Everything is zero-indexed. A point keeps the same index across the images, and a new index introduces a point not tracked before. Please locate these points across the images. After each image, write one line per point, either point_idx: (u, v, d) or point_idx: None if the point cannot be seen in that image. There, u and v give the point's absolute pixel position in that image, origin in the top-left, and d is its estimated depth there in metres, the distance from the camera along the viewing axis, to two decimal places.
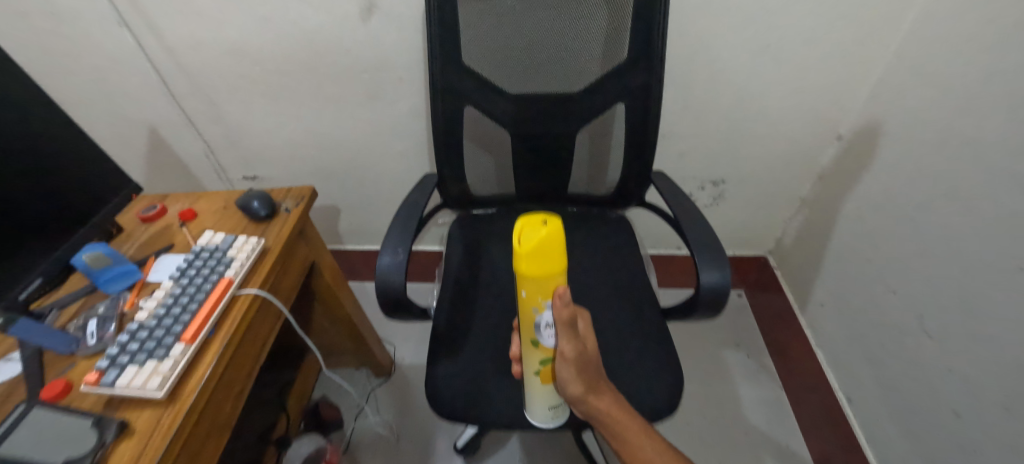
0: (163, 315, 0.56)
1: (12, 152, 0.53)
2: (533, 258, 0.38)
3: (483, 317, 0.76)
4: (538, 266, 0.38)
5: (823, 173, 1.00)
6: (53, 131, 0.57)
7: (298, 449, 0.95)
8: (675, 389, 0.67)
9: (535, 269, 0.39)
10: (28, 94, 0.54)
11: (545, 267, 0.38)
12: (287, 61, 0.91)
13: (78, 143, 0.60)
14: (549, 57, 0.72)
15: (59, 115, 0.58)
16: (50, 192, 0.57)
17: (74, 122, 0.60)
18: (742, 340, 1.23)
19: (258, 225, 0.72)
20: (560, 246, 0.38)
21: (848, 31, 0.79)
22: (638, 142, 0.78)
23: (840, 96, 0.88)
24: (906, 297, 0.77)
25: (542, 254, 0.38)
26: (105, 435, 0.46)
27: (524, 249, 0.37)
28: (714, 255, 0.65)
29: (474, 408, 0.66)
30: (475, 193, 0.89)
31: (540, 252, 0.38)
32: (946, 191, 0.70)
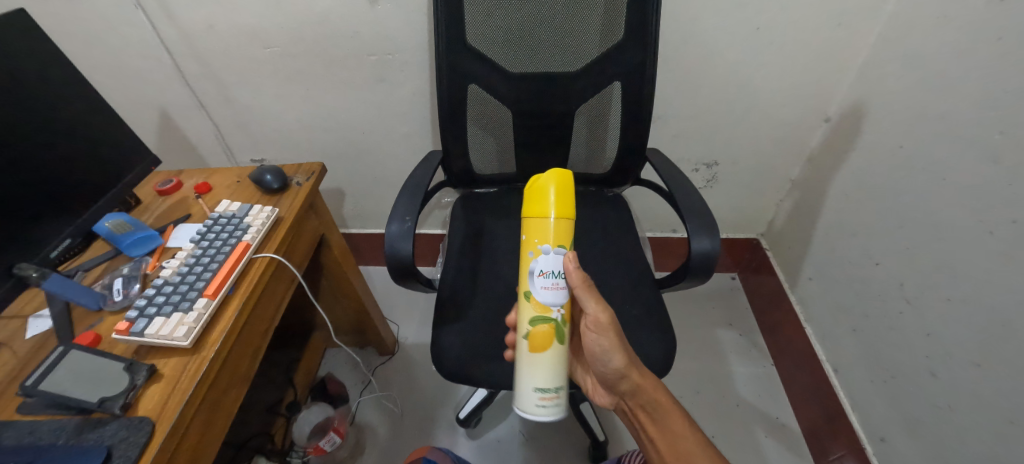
0: (186, 273, 0.59)
1: (46, 123, 0.57)
2: (538, 199, 0.52)
3: (486, 286, 0.80)
4: (541, 206, 0.52)
5: (812, 155, 1.04)
6: (76, 98, 0.60)
7: (308, 416, 1.02)
8: (668, 350, 0.71)
9: (538, 208, 0.52)
10: (54, 61, 0.58)
11: (547, 207, 0.52)
12: (296, 43, 0.95)
13: (101, 112, 0.64)
14: (548, 38, 0.75)
15: (83, 84, 0.61)
16: (75, 157, 0.60)
17: (103, 98, 0.64)
18: (734, 319, 1.28)
19: (271, 197, 0.75)
20: (559, 192, 0.52)
21: (835, 15, 0.82)
22: (633, 120, 0.82)
23: (828, 80, 0.92)
24: (889, 268, 0.81)
25: (545, 195, 0.52)
26: (136, 377, 0.49)
27: (533, 189, 0.52)
28: (706, 223, 0.68)
29: (478, 368, 0.70)
30: (477, 171, 0.93)
31: (544, 192, 0.52)
32: (925, 165, 0.74)
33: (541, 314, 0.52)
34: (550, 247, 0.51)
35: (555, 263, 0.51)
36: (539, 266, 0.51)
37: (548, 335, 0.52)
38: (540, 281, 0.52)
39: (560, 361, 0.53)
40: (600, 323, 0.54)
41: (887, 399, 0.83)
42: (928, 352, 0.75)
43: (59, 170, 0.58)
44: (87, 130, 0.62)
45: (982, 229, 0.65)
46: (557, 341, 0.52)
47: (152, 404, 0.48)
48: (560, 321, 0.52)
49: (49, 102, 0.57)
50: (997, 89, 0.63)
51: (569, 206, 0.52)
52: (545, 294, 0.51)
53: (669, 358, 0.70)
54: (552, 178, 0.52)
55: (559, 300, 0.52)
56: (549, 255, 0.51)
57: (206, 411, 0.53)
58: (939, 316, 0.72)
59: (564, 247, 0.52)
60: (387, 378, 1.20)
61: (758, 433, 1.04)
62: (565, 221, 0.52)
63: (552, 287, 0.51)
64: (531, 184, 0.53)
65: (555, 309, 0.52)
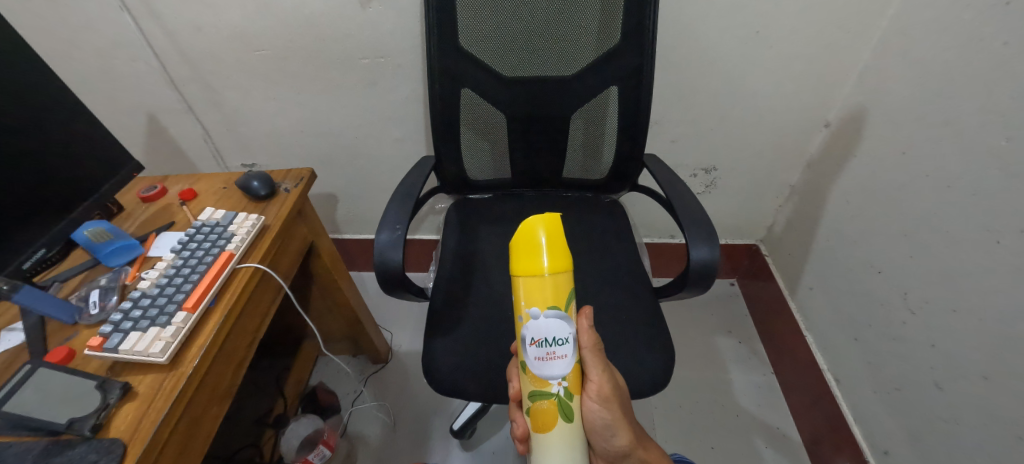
0: (165, 284, 0.57)
1: (23, 135, 0.54)
2: (528, 250, 0.45)
3: (479, 296, 0.78)
4: (532, 260, 0.44)
5: (812, 160, 1.03)
6: (48, 98, 0.57)
7: (297, 429, 0.98)
8: (667, 363, 0.69)
9: (529, 263, 0.45)
10: (23, 59, 0.54)
11: (539, 260, 0.44)
12: (286, 46, 0.93)
13: (76, 113, 0.60)
14: (544, 42, 0.73)
15: (56, 82, 0.58)
16: (49, 161, 0.58)
17: (84, 106, 0.62)
18: (734, 326, 1.26)
19: (258, 204, 0.73)
20: (551, 244, 0.44)
21: (834, 19, 0.81)
22: (630, 125, 0.80)
23: (828, 84, 0.90)
24: (893, 276, 0.79)
25: (537, 246, 0.44)
26: (109, 396, 0.47)
27: (519, 239, 0.45)
28: (706, 231, 0.66)
29: (471, 381, 0.68)
30: (472, 178, 0.91)
31: (534, 243, 0.45)
32: (930, 172, 0.72)
33: (539, 389, 0.46)
34: (541, 309, 0.45)
35: (549, 329, 0.45)
36: (529, 333, 0.45)
37: (552, 412, 0.46)
38: (533, 351, 0.46)
39: (570, 442, 0.47)
40: (605, 392, 0.50)
41: (891, 411, 0.81)
42: (933, 363, 0.73)
43: (32, 175, 0.56)
44: (60, 132, 0.59)
45: (988, 238, 0.64)
46: (563, 418, 0.46)
47: (125, 425, 0.46)
48: (564, 396, 0.46)
49: (18, 102, 0.54)
50: (1003, 95, 0.61)
51: (565, 258, 0.45)
52: (539, 366, 0.45)
53: (668, 370, 0.68)
54: (544, 224, 0.45)
55: (556, 372, 0.45)
56: (539, 320, 0.45)
57: (183, 431, 0.51)
58: (944, 326, 0.70)
59: (558, 308, 0.45)
60: (380, 388, 1.17)
61: (758, 443, 1.02)
62: (561, 276, 0.45)
63: (545, 358, 0.45)
64: (519, 232, 0.45)
65: (555, 382, 0.46)
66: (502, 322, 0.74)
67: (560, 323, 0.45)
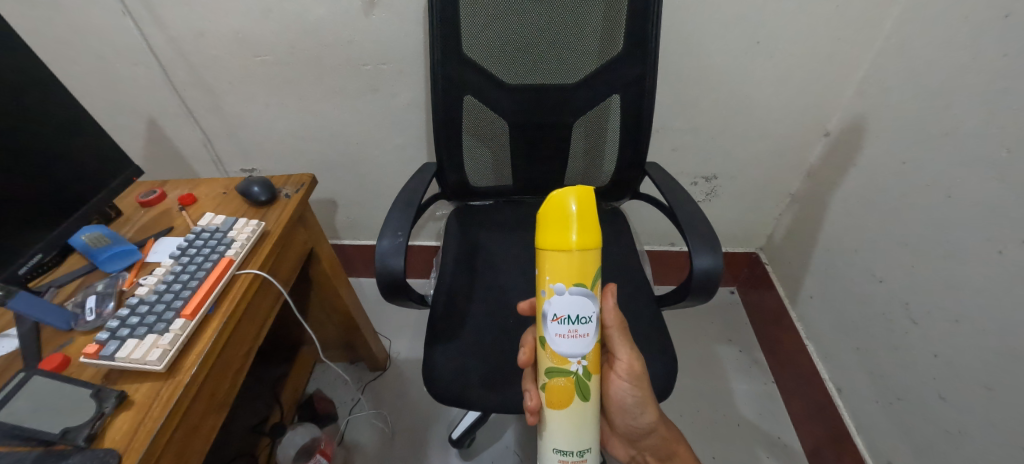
0: (164, 291, 0.56)
1: (23, 137, 0.54)
2: (555, 222, 0.43)
3: (480, 304, 0.77)
4: (560, 233, 0.43)
5: (812, 169, 1.03)
6: (47, 99, 0.57)
7: (293, 438, 0.97)
8: (669, 372, 0.68)
9: (556, 236, 0.43)
10: (22, 60, 0.54)
11: (567, 234, 0.42)
12: (289, 52, 0.93)
13: (75, 115, 0.60)
14: (547, 50, 0.74)
15: (54, 83, 0.58)
16: (48, 163, 0.57)
17: (84, 109, 0.61)
18: (734, 335, 1.25)
19: (258, 209, 0.72)
20: (581, 217, 0.42)
21: (834, 29, 0.82)
22: (632, 134, 0.80)
23: (828, 94, 0.91)
24: (894, 286, 0.79)
25: (567, 219, 0.42)
26: (104, 405, 0.46)
27: (547, 209, 0.43)
28: (709, 240, 0.66)
29: (472, 390, 0.67)
30: (473, 185, 0.91)
31: (564, 215, 0.42)
32: (930, 182, 0.72)
33: (557, 366, 0.46)
34: (566, 286, 0.44)
35: (572, 307, 0.44)
36: (552, 309, 0.45)
37: (568, 389, 0.47)
38: (555, 327, 0.45)
39: (583, 418, 0.48)
40: (635, 372, 0.54)
41: (894, 421, 0.81)
42: (935, 373, 0.73)
43: (31, 177, 0.55)
44: (59, 134, 0.58)
45: (990, 248, 0.64)
46: (579, 396, 0.47)
47: (120, 435, 0.45)
48: (582, 374, 0.46)
49: (17, 104, 0.53)
50: (1002, 107, 0.62)
51: (595, 233, 0.43)
52: (561, 343, 0.45)
53: (670, 379, 0.68)
54: (575, 195, 0.42)
55: (577, 351, 0.45)
56: (563, 297, 0.44)
57: (180, 441, 0.50)
58: (946, 336, 0.70)
59: (583, 285, 0.44)
60: (378, 395, 1.16)
61: (760, 453, 1.02)
62: (589, 253, 0.43)
63: (568, 335, 0.45)
64: (548, 202, 0.43)
65: (575, 361, 0.46)
66: (503, 330, 0.73)
67: (585, 300, 0.44)
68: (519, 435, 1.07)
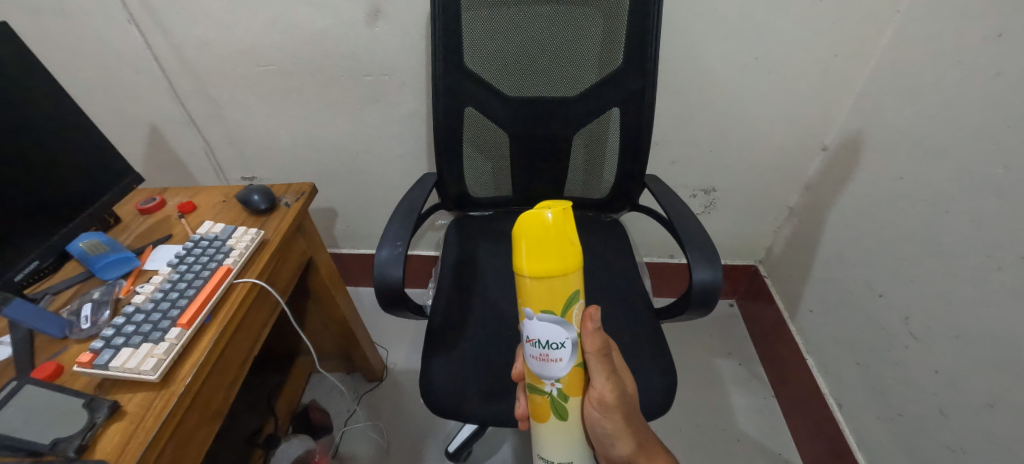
0: (160, 299, 0.56)
1: (25, 146, 0.54)
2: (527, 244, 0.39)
3: (478, 315, 0.77)
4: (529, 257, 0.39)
5: (810, 183, 1.04)
6: (49, 106, 0.57)
7: (287, 450, 0.95)
8: (669, 386, 0.67)
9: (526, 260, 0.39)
10: (24, 67, 0.54)
11: (536, 258, 0.39)
12: (292, 62, 0.94)
13: (77, 122, 0.60)
14: (547, 63, 0.75)
15: (57, 90, 0.58)
16: (49, 170, 0.57)
17: (88, 117, 0.62)
18: (733, 348, 1.25)
19: (258, 217, 0.72)
20: (554, 237, 0.38)
21: (830, 46, 0.83)
22: (632, 146, 0.81)
23: (825, 109, 0.92)
24: (893, 300, 0.79)
25: (538, 240, 0.39)
26: (97, 416, 0.45)
27: (520, 227, 0.38)
28: (708, 253, 0.66)
29: (469, 402, 0.67)
30: (473, 195, 0.91)
31: (536, 236, 0.39)
32: (928, 198, 0.73)
33: (533, 384, 0.45)
34: (535, 312, 0.41)
35: (542, 332, 0.42)
36: (525, 331, 0.43)
37: (545, 407, 0.46)
38: (529, 349, 0.44)
39: (564, 435, 0.47)
40: (605, 403, 0.47)
41: (894, 438, 0.80)
42: (936, 389, 0.72)
43: (31, 184, 0.55)
44: (59, 141, 0.58)
45: (988, 263, 0.64)
46: (556, 415, 0.46)
47: (111, 446, 0.44)
48: (557, 396, 0.45)
49: (20, 111, 0.54)
50: (997, 124, 0.62)
51: (569, 258, 0.39)
52: (535, 364, 0.44)
53: (670, 394, 0.67)
54: (549, 214, 0.38)
55: (550, 374, 0.44)
56: (532, 322, 0.42)
57: (172, 453, 0.49)
58: (946, 351, 0.70)
59: (553, 312, 0.41)
60: (374, 407, 1.15)
61: None
62: (560, 278, 0.40)
63: (540, 358, 0.43)
64: (522, 220, 0.39)
65: (548, 383, 0.44)
66: (502, 342, 0.73)
67: (555, 328, 0.42)
68: (516, 449, 1.06)
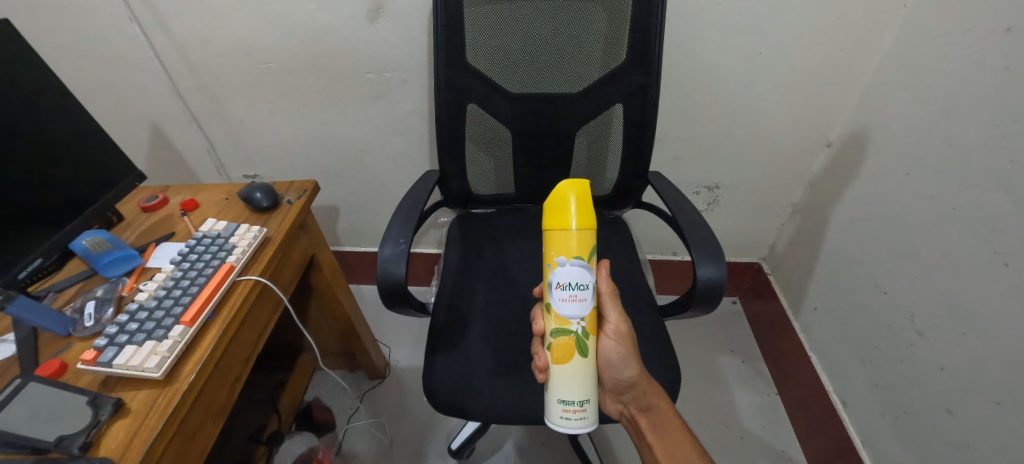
0: (164, 296, 0.56)
1: (32, 147, 0.55)
2: (559, 209, 0.52)
3: (481, 312, 0.76)
4: (562, 217, 0.51)
5: (814, 179, 1.03)
6: (49, 102, 0.57)
7: (290, 448, 0.95)
8: (672, 383, 0.67)
9: (558, 220, 0.52)
10: (23, 62, 0.54)
11: (568, 218, 0.51)
12: (294, 60, 0.93)
13: (78, 118, 0.60)
14: (551, 59, 0.74)
15: (57, 86, 0.58)
16: (52, 166, 0.57)
17: (95, 120, 0.62)
18: (736, 345, 1.24)
19: (260, 215, 0.72)
20: (580, 201, 0.52)
21: (836, 40, 0.82)
22: (635, 143, 0.80)
23: (829, 105, 0.91)
24: (898, 297, 0.79)
25: (566, 205, 0.51)
26: (101, 413, 0.45)
27: (554, 195, 0.52)
28: (712, 250, 0.65)
29: (472, 399, 0.66)
30: (475, 192, 0.90)
31: (565, 201, 0.52)
32: (934, 194, 0.72)
33: (560, 326, 0.52)
34: (567, 258, 0.52)
35: (572, 275, 0.51)
36: (555, 278, 0.52)
37: (570, 347, 0.53)
38: (558, 294, 0.52)
39: (584, 373, 0.53)
40: (621, 331, 0.58)
41: (899, 435, 0.80)
42: (942, 387, 0.71)
43: (31, 181, 0.55)
44: (60, 137, 0.58)
45: (995, 260, 0.63)
46: (579, 353, 0.53)
47: (115, 444, 0.44)
48: (581, 334, 0.53)
49: (19, 106, 0.53)
50: (1004, 119, 0.62)
51: (592, 216, 0.52)
52: (562, 307, 0.52)
53: (673, 391, 0.67)
54: (574, 185, 0.52)
55: (576, 313, 0.52)
56: (564, 267, 0.51)
57: (175, 451, 0.49)
58: (954, 349, 0.69)
59: (582, 258, 0.52)
60: (376, 404, 1.15)
61: None
62: (586, 232, 0.52)
63: (568, 300, 0.52)
64: (553, 194, 0.53)
65: (575, 322, 0.52)
66: (504, 340, 0.73)
67: (583, 271, 0.52)
68: (519, 446, 1.06)
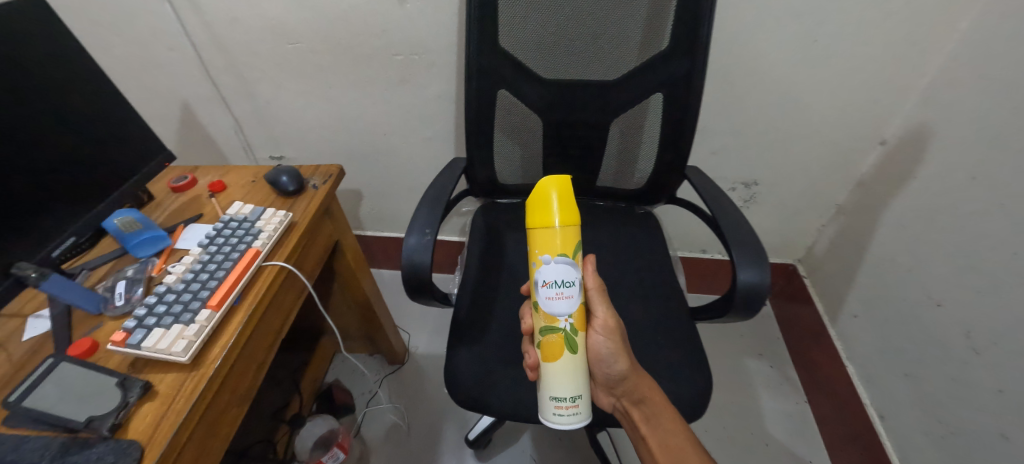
0: (191, 280, 0.55)
1: (69, 131, 0.55)
2: (541, 207, 0.50)
3: (505, 306, 0.75)
4: (545, 215, 0.50)
5: (863, 179, 0.97)
6: (68, 63, 0.55)
7: (312, 429, 0.98)
8: (704, 391, 0.64)
9: (542, 218, 0.50)
10: (43, 19, 0.52)
11: (551, 215, 0.49)
12: (321, 41, 0.92)
13: (99, 83, 0.58)
14: (586, 44, 0.70)
15: (77, 48, 0.56)
16: (74, 135, 0.56)
17: (133, 107, 0.63)
18: (766, 349, 1.19)
19: (286, 199, 0.71)
20: (562, 200, 0.50)
21: (901, 29, 0.75)
22: (673, 136, 0.76)
23: (888, 99, 0.84)
24: (953, 310, 0.73)
25: (549, 203, 0.50)
26: (129, 395, 0.45)
27: (534, 196, 0.50)
28: (755, 253, 0.61)
29: (494, 397, 0.65)
30: (501, 182, 0.88)
31: (547, 201, 0.50)
32: (1004, 201, 0.66)
33: (548, 324, 0.51)
34: (552, 256, 0.50)
35: (558, 273, 0.50)
36: (541, 276, 0.50)
37: (559, 345, 0.51)
38: (544, 291, 0.51)
39: (575, 370, 0.51)
40: (609, 326, 0.55)
41: (944, 456, 0.75)
42: (999, 409, 0.66)
43: (42, 143, 0.52)
44: (76, 100, 0.56)
45: None
46: (568, 350, 0.51)
47: (144, 426, 0.44)
48: (569, 331, 0.51)
49: (48, 79, 0.53)
50: None
51: (575, 213, 0.50)
52: (546, 305, 0.51)
53: (704, 399, 0.64)
54: (556, 184, 0.50)
55: (564, 311, 0.50)
56: (550, 265, 0.50)
57: (201, 434, 0.49)
58: (1014, 370, 0.64)
59: (567, 256, 0.50)
60: (394, 390, 1.16)
61: None
62: (571, 229, 0.50)
63: (554, 298, 0.50)
64: (535, 190, 0.51)
65: (563, 319, 0.50)
66: None
67: (569, 268, 0.50)
68: (537, 440, 1.05)
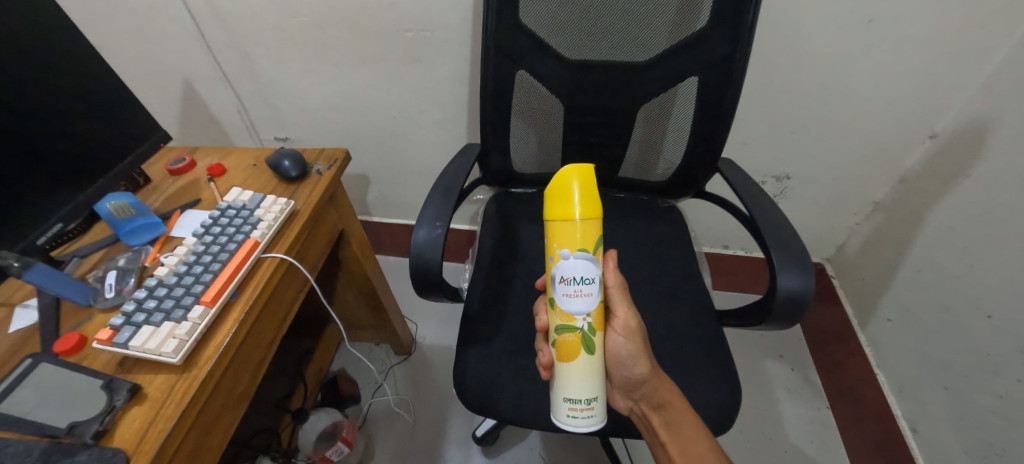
0: (184, 273, 0.51)
1: (57, 114, 0.51)
2: (561, 198, 0.45)
3: (518, 304, 0.70)
4: (564, 206, 0.45)
5: (907, 175, 0.89)
6: (50, 33, 0.50)
7: (315, 422, 0.96)
8: (732, 403, 0.60)
9: (561, 209, 0.45)
10: None
11: (571, 207, 0.44)
12: (327, 14, 0.86)
13: (84, 56, 0.53)
14: (616, 21, 0.63)
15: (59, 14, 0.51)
16: (63, 117, 0.52)
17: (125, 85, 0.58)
18: (787, 350, 1.14)
19: (288, 185, 0.67)
20: (583, 190, 0.44)
21: (968, 9, 0.67)
22: (706, 125, 0.70)
23: (945, 88, 0.77)
24: (1007, 323, 0.67)
25: (569, 194, 0.44)
26: (115, 399, 0.42)
27: (552, 186, 0.45)
28: (798, 257, 0.56)
29: (505, 402, 0.61)
30: (517, 170, 0.82)
31: (566, 190, 0.45)
32: None
33: (564, 323, 0.46)
34: (571, 251, 0.45)
35: (577, 269, 0.45)
36: (559, 272, 0.46)
37: (576, 344, 0.46)
38: (562, 288, 0.46)
39: (593, 371, 0.47)
40: (630, 327, 0.51)
41: None
42: None
43: (21, 120, 0.48)
44: (58, 72, 0.51)
45: None
46: (585, 350, 0.47)
47: (130, 433, 0.41)
48: (588, 330, 0.46)
49: (30, 56, 0.48)
50: None
51: (597, 205, 0.45)
52: (563, 303, 0.46)
53: (732, 411, 0.60)
54: (577, 173, 0.44)
55: (583, 309, 0.46)
56: (569, 260, 0.45)
57: (194, 438, 0.46)
58: None
59: (588, 251, 0.45)
60: (401, 380, 1.13)
61: None
62: (592, 222, 0.45)
63: (572, 295, 0.46)
64: (554, 179, 0.45)
65: (580, 318, 0.46)
66: None
67: (590, 264, 0.45)
68: (546, 438, 1.02)
